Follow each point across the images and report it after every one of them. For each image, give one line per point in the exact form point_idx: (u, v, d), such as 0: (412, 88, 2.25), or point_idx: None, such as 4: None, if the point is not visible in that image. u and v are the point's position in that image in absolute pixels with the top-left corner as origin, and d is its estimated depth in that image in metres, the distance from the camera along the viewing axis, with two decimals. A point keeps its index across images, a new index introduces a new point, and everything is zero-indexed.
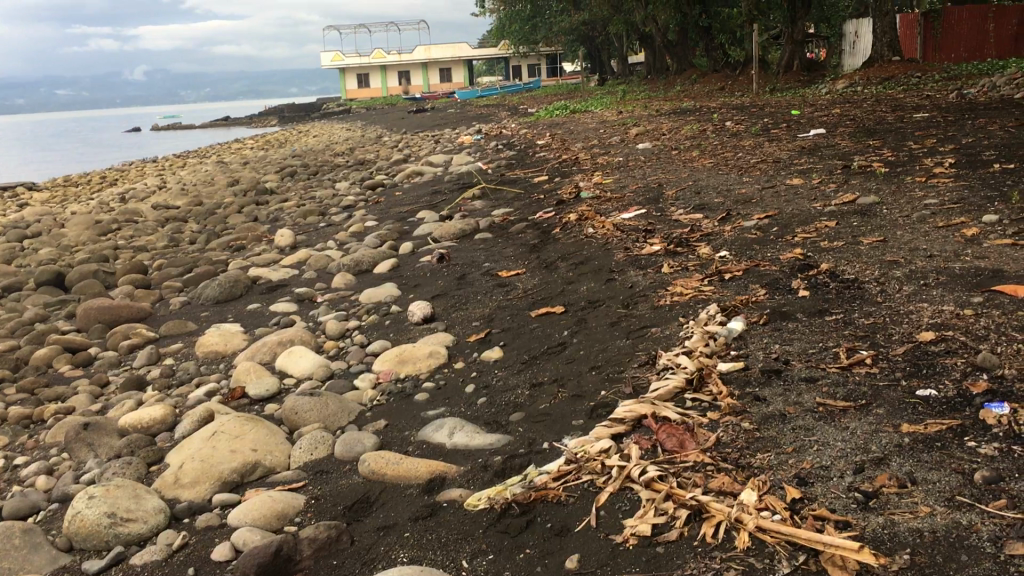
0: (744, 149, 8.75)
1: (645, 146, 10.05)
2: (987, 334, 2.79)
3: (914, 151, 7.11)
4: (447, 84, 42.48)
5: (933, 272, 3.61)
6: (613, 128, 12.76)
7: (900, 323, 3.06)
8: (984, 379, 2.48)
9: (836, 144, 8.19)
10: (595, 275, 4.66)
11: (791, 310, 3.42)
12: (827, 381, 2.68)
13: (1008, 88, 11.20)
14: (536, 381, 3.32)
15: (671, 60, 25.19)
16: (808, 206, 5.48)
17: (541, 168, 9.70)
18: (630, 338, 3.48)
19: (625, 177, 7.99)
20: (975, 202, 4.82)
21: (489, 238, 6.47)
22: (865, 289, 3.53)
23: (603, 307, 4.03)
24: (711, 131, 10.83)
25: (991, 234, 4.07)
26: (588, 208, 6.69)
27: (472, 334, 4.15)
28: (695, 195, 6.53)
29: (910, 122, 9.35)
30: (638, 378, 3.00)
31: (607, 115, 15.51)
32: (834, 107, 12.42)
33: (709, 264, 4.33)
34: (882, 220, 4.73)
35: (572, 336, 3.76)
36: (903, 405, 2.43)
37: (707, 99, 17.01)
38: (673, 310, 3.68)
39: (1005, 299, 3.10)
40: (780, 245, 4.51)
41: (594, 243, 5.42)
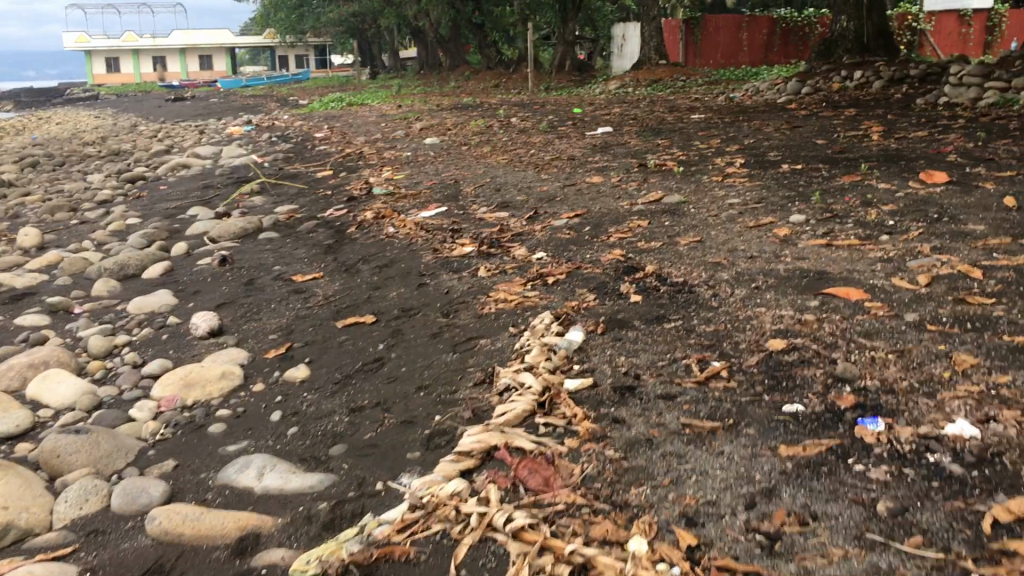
0: (535, 146, 8.64)
1: (432, 141, 9.74)
2: (837, 341, 2.68)
3: (703, 151, 7.25)
4: (209, 73, 40.24)
5: (760, 274, 3.53)
6: (395, 122, 12.35)
7: (743, 330, 2.91)
8: (849, 391, 2.34)
9: (625, 143, 8.25)
10: (404, 279, 4.27)
11: (627, 317, 3.22)
12: (687, 398, 2.46)
13: (770, 93, 11.86)
14: (354, 405, 2.91)
15: (445, 55, 25.06)
16: (614, 205, 5.37)
17: (324, 162, 9.14)
18: (457, 353, 3.14)
19: (417, 173, 7.63)
20: (777, 202, 4.89)
21: (276, 237, 5.91)
22: (696, 294, 3.39)
23: (419, 317, 3.66)
24: (498, 127, 10.71)
25: (803, 234, 4.09)
26: (383, 205, 6.28)
27: (270, 350, 3.65)
28: (495, 193, 6.30)
29: (690, 122, 9.64)
30: (476, 402, 2.67)
31: (385, 109, 15.07)
32: (612, 106, 12.67)
33: (528, 267, 4.08)
34: (693, 221, 4.69)
35: (389, 350, 3.36)
36: (773, 423, 2.25)
37: (485, 96, 16.97)
38: (499, 319, 3.38)
39: (841, 303, 3.04)
40: (596, 248, 4.34)
41: (396, 244, 5.03)
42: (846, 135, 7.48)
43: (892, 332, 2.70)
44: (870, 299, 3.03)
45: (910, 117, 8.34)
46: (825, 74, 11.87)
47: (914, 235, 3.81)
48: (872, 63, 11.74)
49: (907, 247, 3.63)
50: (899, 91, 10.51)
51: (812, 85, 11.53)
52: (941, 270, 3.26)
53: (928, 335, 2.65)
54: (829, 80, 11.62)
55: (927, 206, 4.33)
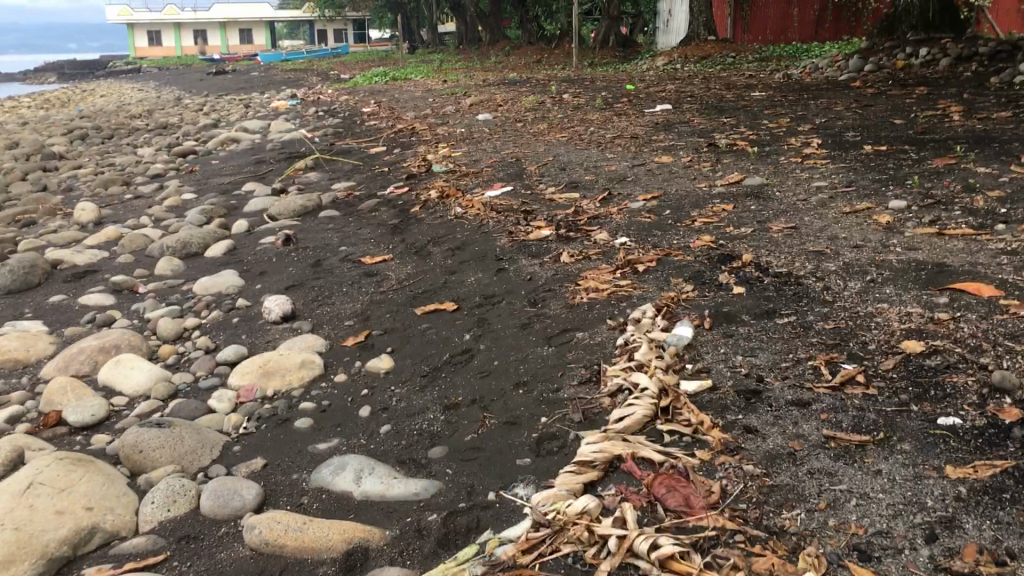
0: (594, 123, 8.37)
1: (485, 117, 9.52)
2: (981, 344, 2.46)
3: (774, 130, 6.96)
4: (247, 46, 40.15)
5: (871, 265, 3.30)
6: (443, 97, 12.09)
7: (869, 329, 2.69)
8: (1010, 403, 2.12)
9: (689, 121, 7.99)
10: (479, 263, 4.07)
11: (734, 310, 3.01)
12: (823, 406, 2.25)
13: (831, 70, 11.49)
14: (449, 402, 2.73)
15: (485, 28, 24.66)
16: (691, 187, 5.13)
17: (375, 138, 8.94)
18: (553, 347, 2.94)
19: (475, 150, 7.40)
20: (869, 186, 4.63)
21: (337, 215, 5.74)
22: (806, 286, 3.17)
23: (503, 304, 3.46)
24: (550, 103, 10.46)
25: (907, 221, 3.85)
26: (445, 182, 6.08)
27: (347, 337, 3.48)
28: (561, 171, 6.08)
29: (752, 100, 9.34)
30: (585, 404, 2.47)
31: (430, 84, 14.80)
32: (665, 83, 12.32)
33: (614, 253, 3.86)
34: (781, 205, 4.45)
35: (476, 341, 3.17)
36: (929, 439, 2.03)
37: (530, 71, 16.65)
38: (594, 311, 3.18)
39: (973, 300, 2.81)
40: (682, 233, 4.11)
41: (465, 224, 4.82)
42: (924, 115, 7.16)
43: None
44: (1005, 297, 2.80)
45: (988, 96, 7.99)
46: (889, 51, 11.46)
47: None
48: (939, 39, 11.31)
49: None
50: (969, 69, 10.10)
51: (875, 62, 11.12)
52: None
53: None
54: (893, 58, 11.19)
55: None
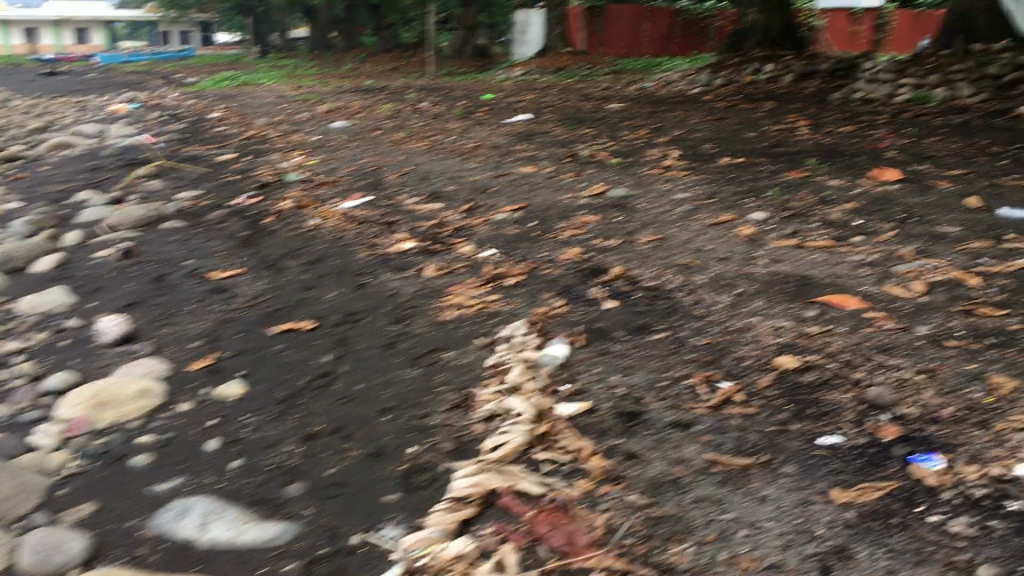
0: (453, 132, 8.23)
1: (341, 124, 9.23)
2: (853, 358, 2.44)
3: (633, 142, 7.01)
4: (84, 47, 38.03)
5: (739, 278, 3.28)
6: (296, 104, 11.69)
7: (743, 345, 2.65)
8: (887, 420, 2.09)
9: (549, 131, 7.98)
10: (338, 277, 3.84)
11: (607, 326, 2.92)
12: (704, 427, 2.17)
13: (683, 83, 11.77)
14: (307, 432, 2.51)
15: (339, 34, 24.19)
16: (555, 198, 5.05)
17: (224, 144, 8.49)
18: (419, 368, 2.76)
19: (331, 158, 7.12)
20: (730, 198, 4.68)
21: (182, 225, 5.37)
22: (676, 300, 3.11)
23: (365, 321, 3.26)
24: (408, 110, 10.27)
25: (770, 233, 3.89)
26: (300, 191, 5.79)
27: (193, 361, 3.19)
28: (422, 181, 5.91)
29: (610, 111, 9.44)
30: (457, 431, 2.31)
31: (282, 89, 14.31)
32: (523, 93, 12.34)
33: (480, 267, 3.72)
34: (646, 216, 4.44)
35: (336, 362, 2.95)
36: (812, 460, 1.97)
37: (386, 79, 16.37)
38: (462, 329, 3.02)
39: (841, 312, 2.81)
40: (550, 245, 4.03)
41: (322, 236, 4.56)
42: (774, 128, 7.39)
43: (909, 349, 2.47)
44: (870, 310, 2.81)
45: (831, 111, 8.33)
46: (737, 66, 11.83)
47: (888, 237, 3.63)
48: (783, 56, 11.77)
49: (886, 250, 3.45)
50: (810, 86, 10.54)
51: (724, 77, 11.46)
52: (934, 276, 3.06)
53: (948, 351, 2.42)
54: (740, 73, 11.57)
55: (889, 206, 4.17)
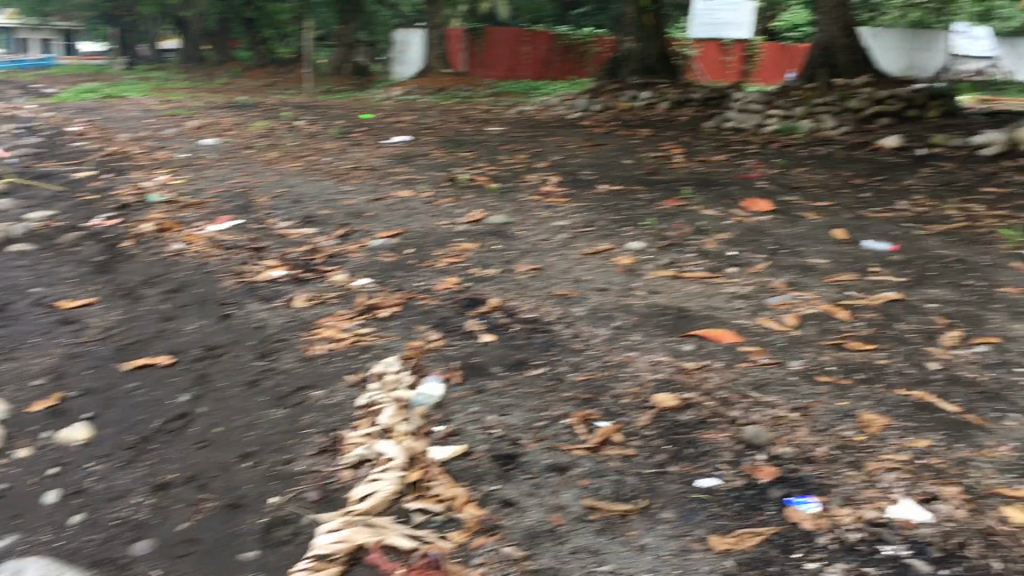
0: (329, 153, 8.03)
1: (211, 141, 8.89)
2: (730, 395, 2.43)
3: (512, 166, 6.99)
4: None
5: (617, 310, 3.26)
6: (164, 118, 11.20)
7: (621, 381, 2.61)
8: (763, 460, 2.06)
9: (428, 154, 7.88)
10: (201, 307, 3.63)
11: (483, 362, 2.83)
12: (582, 471, 2.10)
13: (561, 108, 11.88)
14: (158, 481, 2.32)
15: (213, 48, 23.48)
16: (433, 224, 4.95)
17: (83, 160, 8.02)
18: (285, 409, 2.60)
19: (199, 178, 6.81)
20: (607, 226, 4.69)
21: (32, 248, 5.01)
22: (554, 333, 3.06)
23: (228, 356, 3.07)
24: (283, 129, 9.99)
25: (647, 263, 3.89)
26: (164, 213, 5.50)
27: (35, 401, 2.93)
28: (295, 204, 5.71)
29: (489, 135, 9.43)
30: (323, 479, 2.17)
31: (149, 103, 13.73)
32: (402, 113, 12.21)
33: (353, 297, 3.59)
34: (524, 244, 4.39)
35: (195, 402, 2.76)
36: (689, 504, 1.92)
37: (261, 95, 15.95)
38: (332, 364, 2.88)
39: (717, 347, 2.81)
40: (426, 274, 3.92)
41: (185, 262, 4.32)
42: (650, 156, 7.51)
43: (783, 385, 2.47)
44: (745, 344, 2.82)
45: (704, 139, 8.54)
46: (614, 91, 12.02)
47: (760, 268, 3.68)
48: (658, 84, 12.04)
49: (759, 281, 3.50)
50: (684, 114, 10.80)
51: (602, 103, 11.62)
52: (804, 309, 3.10)
53: (821, 388, 2.43)
54: (617, 99, 11.76)
55: (760, 236, 4.25)
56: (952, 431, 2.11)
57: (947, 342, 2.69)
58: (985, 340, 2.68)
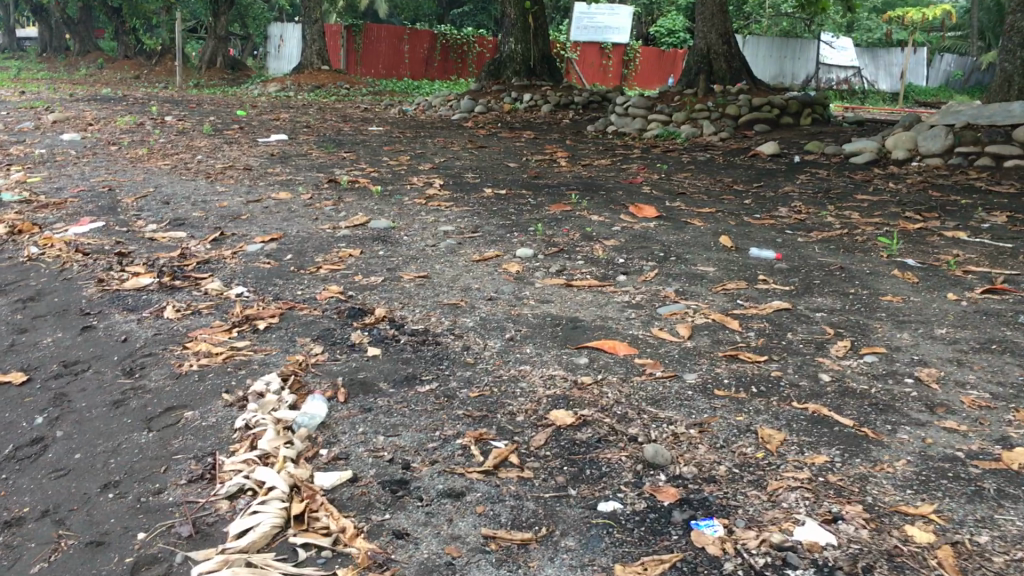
0: (202, 151, 7.64)
1: (72, 136, 8.33)
2: (627, 411, 2.37)
3: (395, 168, 6.82)
4: None
5: (508, 321, 3.17)
6: (18, 111, 10.44)
7: (515, 398, 2.51)
8: (665, 481, 2.00)
9: (307, 154, 7.62)
10: (59, 319, 3.34)
11: (370, 377, 2.69)
12: (478, 497, 1.99)
13: (444, 108, 11.74)
14: (10, 517, 2.08)
15: (73, 37, 22.25)
16: (313, 228, 4.75)
17: None
18: (154, 432, 2.39)
19: (58, 176, 6.35)
20: (495, 232, 4.59)
21: None
22: (444, 346, 2.94)
23: (90, 374, 2.81)
24: (151, 125, 9.48)
25: (536, 271, 3.82)
26: (18, 214, 5.08)
27: None
28: (164, 205, 5.38)
29: (369, 135, 9.20)
30: (197, 511, 1.99)
31: (2, 94, 12.80)
32: (279, 111, 11.82)
33: (228, 307, 3.37)
34: (410, 250, 4.25)
35: (51, 425, 2.50)
36: (591, 530, 1.84)
37: (127, 88, 15.15)
38: (206, 382, 2.68)
39: (611, 359, 2.76)
40: (307, 282, 3.74)
41: (42, 268, 3.99)
42: (534, 159, 7.46)
43: (679, 400, 2.42)
44: (639, 356, 2.77)
45: (587, 143, 8.57)
46: (497, 93, 11.97)
47: (650, 276, 3.66)
48: (540, 87, 12.06)
49: (650, 290, 3.47)
50: (566, 117, 10.85)
51: (484, 104, 11.53)
52: (696, 319, 3.08)
53: (717, 402, 2.39)
54: (500, 101, 11.70)
55: (648, 243, 4.25)
56: (849, 445, 2.10)
57: (837, 352, 2.71)
58: (872, 350, 2.71)
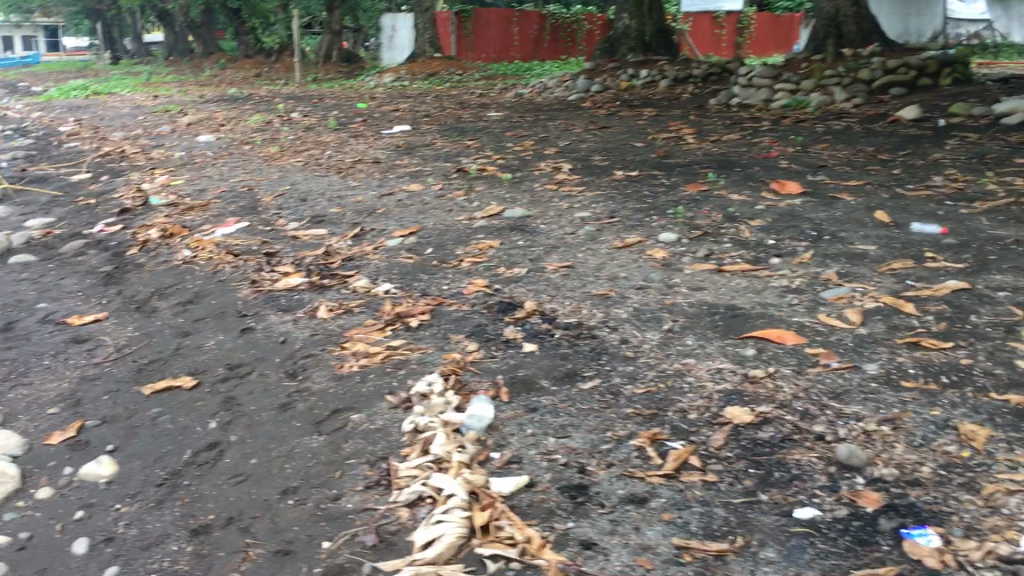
0: (330, 146, 7.76)
1: (207, 138, 8.59)
2: (808, 407, 2.24)
3: (521, 154, 6.76)
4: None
5: (663, 311, 3.07)
6: (154, 115, 10.85)
7: (684, 394, 2.42)
8: (863, 485, 1.89)
9: (431, 144, 7.65)
10: (219, 321, 3.41)
11: (530, 374, 2.64)
12: (663, 503, 1.91)
13: (560, 89, 11.63)
14: (196, 524, 2.11)
15: (196, 41, 23.02)
16: (449, 220, 4.75)
17: (75, 161, 7.66)
18: (324, 436, 2.41)
19: (199, 178, 6.55)
20: (634, 216, 4.48)
21: (31, 261, 4.65)
22: (601, 340, 2.86)
23: (255, 378, 2.86)
24: (278, 122, 9.69)
25: (684, 256, 3.70)
26: (167, 218, 5.24)
27: (51, 432, 2.65)
28: (302, 203, 5.48)
29: (489, 121, 9.18)
30: (379, 519, 1.98)
31: (138, 99, 13.32)
32: (397, 101, 11.93)
33: (379, 305, 3.38)
34: (549, 239, 4.19)
35: (224, 430, 2.54)
36: (792, 540, 1.74)
37: (251, 87, 15.58)
38: (368, 383, 2.69)
39: (781, 349, 2.63)
40: (451, 276, 3.72)
41: (196, 271, 4.10)
42: (661, 137, 7.29)
43: (863, 393, 2.29)
44: (810, 345, 2.63)
45: (712, 117, 8.33)
46: (612, 71, 11.77)
47: (807, 257, 3.49)
48: (656, 61, 11.81)
49: (809, 273, 3.31)
50: (685, 91, 10.59)
51: (600, 82, 11.36)
52: (865, 304, 2.92)
53: (906, 395, 2.25)
54: (616, 78, 11.50)
55: (798, 222, 4.06)
56: None
57: None
58: None
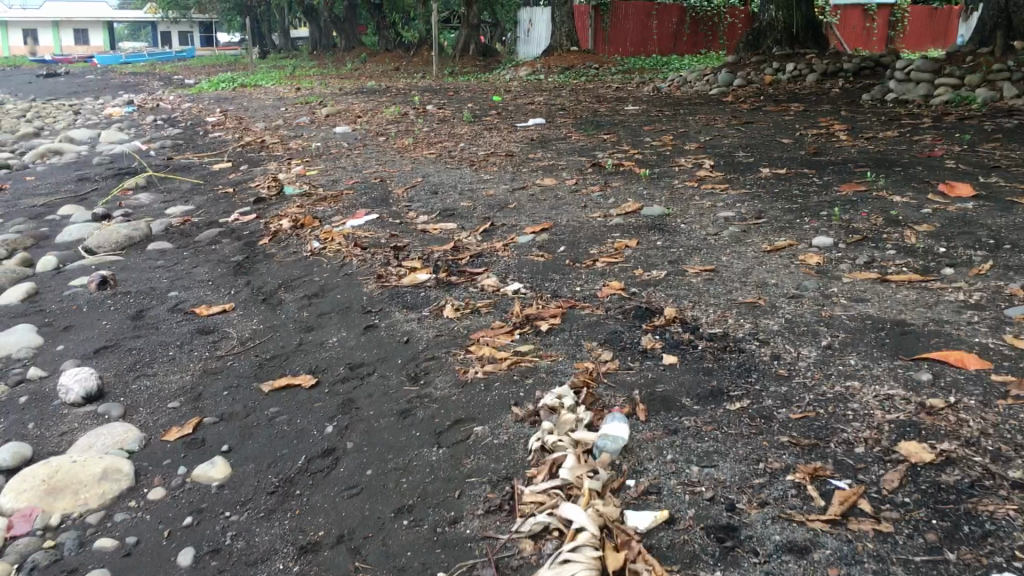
0: (463, 139, 7.65)
1: (344, 129, 8.63)
2: (1002, 447, 1.92)
3: (659, 149, 6.46)
4: (82, 47, 37.19)
5: (820, 324, 2.76)
6: (295, 107, 11.03)
7: (849, 422, 2.12)
8: None
9: (566, 137, 7.43)
10: (342, 317, 3.30)
11: (671, 391, 2.39)
12: (828, 554, 1.64)
13: (700, 82, 11.21)
14: (305, 540, 1.96)
15: (339, 34, 23.48)
16: (583, 217, 4.52)
17: (218, 151, 7.80)
18: (444, 448, 2.23)
19: (333, 168, 6.54)
20: (783, 217, 4.15)
21: (169, 249, 4.68)
22: (750, 355, 2.58)
23: (376, 380, 2.71)
24: (414, 114, 9.68)
25: (841, 263, 3.36)
26: (300, 208, 5.22)
27: (169, 429, 2.58)
28: (433, 195, 5.36)
29: (626, 115, 8.89)
30: (500, 550, 1.78)
31: (281, 91, 13.62)
32: (533, 95, 11.76)
33: (507, 306, 3.20)
34: (690, 240, 3.91)
35: (341, 435, 2.40)
36: None
37: (390, 80, 15.72)
38: (493, 392, 2.50)
39: (963, 374, 2.30)
40: (584, 276, 3.51)
41: (324, 263, 4.02)
42: (810, 133, 6.85)
43: None
44: (997, 372, 2.29)
45: (865, 113, 7.80)
46: (756, 65, 11.27)
47: (985, 269, 3.11)
48: (804, 54, 11.24)
49: (989, 287, 2.93)
50: (835, 86, 10.02)
51: (744, 76, 10.88)
52: None
53: None
54: (760, 72, 11.00)
55: (971, 228, 3.65)
56: None
57: None
58: None
